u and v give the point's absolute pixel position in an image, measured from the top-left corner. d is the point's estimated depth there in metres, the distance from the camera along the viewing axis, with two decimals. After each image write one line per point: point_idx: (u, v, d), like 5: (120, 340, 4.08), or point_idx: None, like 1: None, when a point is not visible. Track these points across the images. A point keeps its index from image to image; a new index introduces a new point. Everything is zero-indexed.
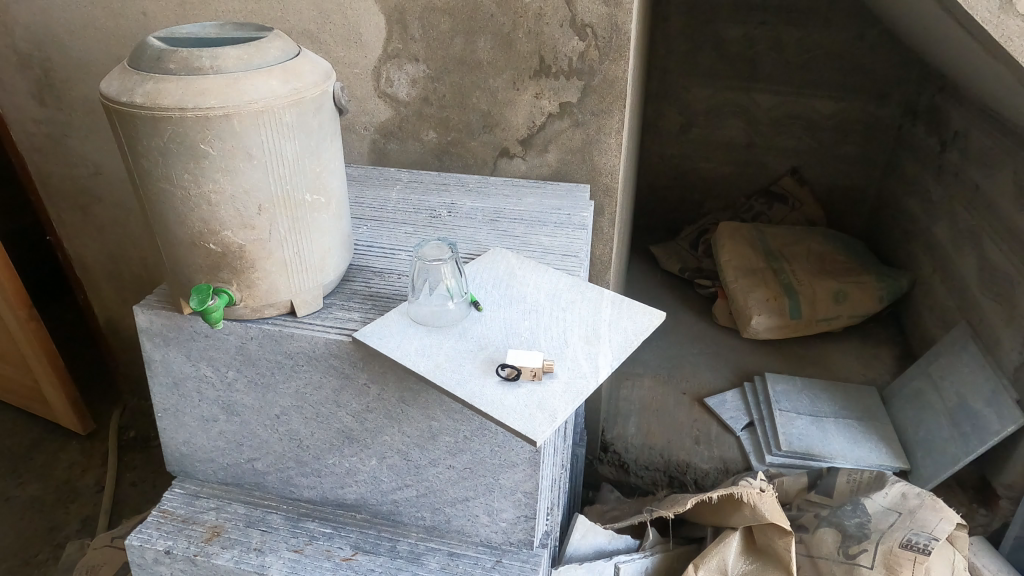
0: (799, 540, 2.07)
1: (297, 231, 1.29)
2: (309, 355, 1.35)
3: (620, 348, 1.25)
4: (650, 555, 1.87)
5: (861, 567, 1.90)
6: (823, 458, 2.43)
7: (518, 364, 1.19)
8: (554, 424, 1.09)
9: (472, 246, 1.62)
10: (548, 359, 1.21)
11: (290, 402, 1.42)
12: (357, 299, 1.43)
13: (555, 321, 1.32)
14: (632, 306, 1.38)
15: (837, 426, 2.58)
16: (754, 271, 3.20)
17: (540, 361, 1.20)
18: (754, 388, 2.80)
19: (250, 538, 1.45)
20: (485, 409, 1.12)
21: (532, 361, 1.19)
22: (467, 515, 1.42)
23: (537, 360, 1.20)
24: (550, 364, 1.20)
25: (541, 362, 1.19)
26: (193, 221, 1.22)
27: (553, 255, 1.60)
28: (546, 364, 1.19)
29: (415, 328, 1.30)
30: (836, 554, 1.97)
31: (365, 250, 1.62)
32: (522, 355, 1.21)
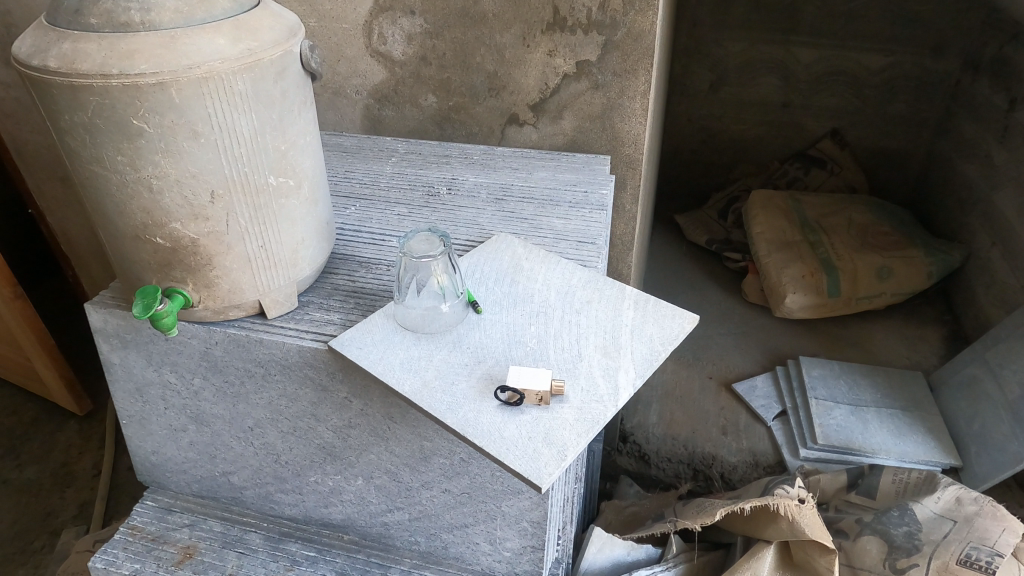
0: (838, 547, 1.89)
1: (261, 221, 1.09)
2: (282, 364, 1.17)
3: (644, 364, 1.05)
4: (673, 567, 1.69)
5: None
6: (864, 453, 2.22)
7: (523, 386, 0.99)
8: (563, 464, 0.90)
9: (473, 230, 1.41)
10: (558, 379, 1.00)
11: (265, 414, 1.24)
12: (338, 298, 1.24)
13: (566, 327, 1.12)
14: (658, 307, 1.17)
15: (879, 417, 2.37)
16: (789, 244, 2.95)
17: (548, 382, 0.99)
18: (787, 373, 2.59)
19: (225, 562, 1.29)
20: (479, 444, 0.92)
21: (538, 382, 0.99)
22: (466, 542, 1.26)
23: (545, 381, 1.00)
24: (562, 385, 1.00)
25: (549, 384, 0.99)
26: (134, 211, 1.02)
27: (567, 242, 1.38)
28: (557, 386, 0.99)
29: (402, 337, 1.11)
30: (882, 566, 1.80)
31: (351, 236, 1.42)
32: (527, 374, 1.01)
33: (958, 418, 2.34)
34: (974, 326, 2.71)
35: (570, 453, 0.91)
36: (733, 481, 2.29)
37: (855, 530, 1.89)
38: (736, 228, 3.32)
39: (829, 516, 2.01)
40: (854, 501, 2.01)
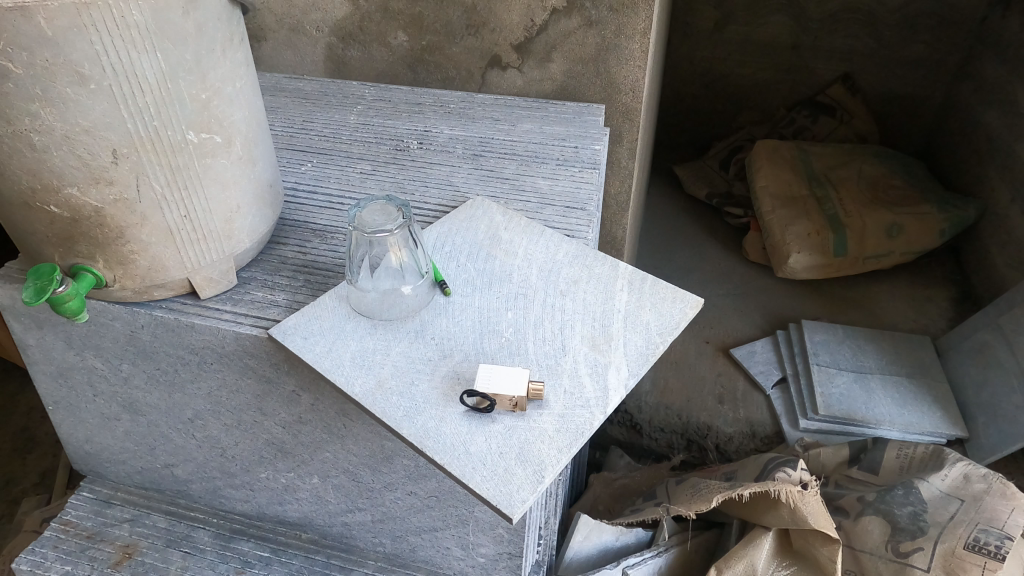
0: (838, 526, 1.77)
1: (181, 185, 0.90)
2: (218, 352, 1.01)
3: (638, 360, 0.89)
4: (662, 553, 1.57)
5: (914, 568, 1.60)
6: (867, 425, 2.10)
7: (489, 389, 0.82)
8: (539, 488, 0.75)
9: (445, 193, 1.23)
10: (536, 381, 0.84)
11: (204, 406, 1.09)
12: (285, 274, 1.07)
13: (548, 313, 0.96)
14: (656, 288, 1.00)
15: (883, 385, 2.24)
16: (794, 199, 2.77)
17: (521, 383, 0.83)
18: (788, 338, 2.44)
19: (169, 564, 1.16)
20: (440, 461, 0.77)
21: (509, 386, 0.82)
22: (436, 546, 1.13)
23: (515, 382, 0.83)
24: (535, 386, 0.83)
25: (519, 386, 0.82)
26: (18, 173, 0.84)
27: (552, 207, 1.21)
28: (529, 387, 0.83)
29: (356, 325, 0.95)
30: (883, 549, 1.67)
31: (306, 198, 1.24)
32: (498, 374, 0.84)
33: (966, 386, 2.22)
34: (985, 287, 2.57)
35: (548, 472, 0.76)
36: (728, 453, 2.19)
37: (856, 509, 1.76)
38: (738, 181, 3.13)
39: (828, 492, 1.89)
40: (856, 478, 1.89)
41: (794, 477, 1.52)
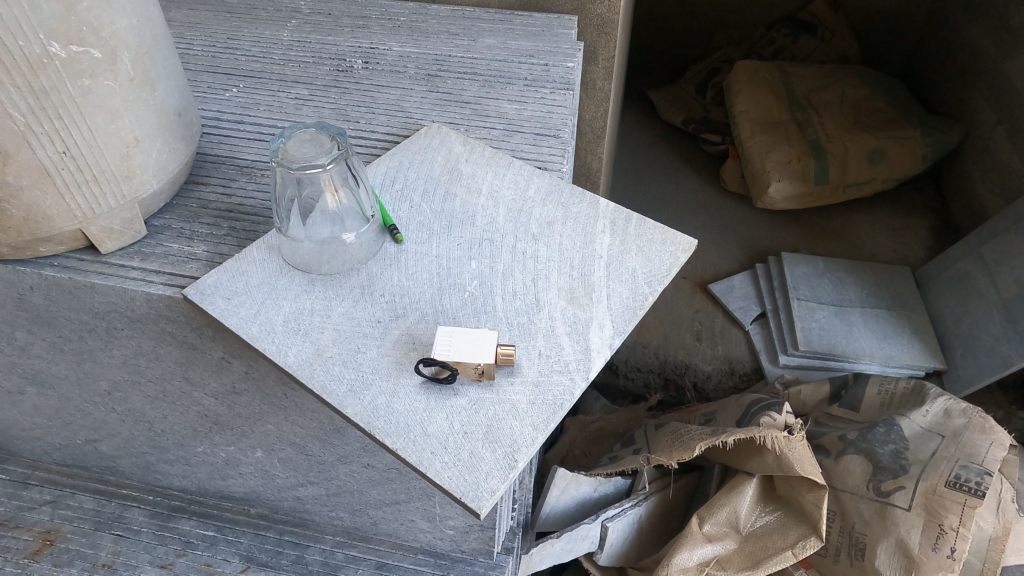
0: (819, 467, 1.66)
1: (51, 112, 0.72)
2: (128, 316, 0.85)
3: (625, 315, 0.76)
4: (643, 501, 1.49)
5: (895, 508, 1.49)
6: (847, 360, 2.03)
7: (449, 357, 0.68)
8: (512, 475, 0.62)
9: (395, 120, 1.06)
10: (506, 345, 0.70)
11: (122, 376, 0.94)
12: (207, 222, 0.91)
13: (518, 262, 0.82)
14: (642, 228, 0.86)
15: (864, 318, 2.16)
16: (775, 125, 2.62)
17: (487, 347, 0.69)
18: (767, 272, 2.34)
19: (98, 550, 1.04)
20: (392, 445, 0.64)
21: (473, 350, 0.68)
22: (400, 519, 1.02)
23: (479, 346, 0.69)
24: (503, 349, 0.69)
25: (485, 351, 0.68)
26: None
27: (520, 135, 1.04)
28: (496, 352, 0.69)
29: (290, 282, 0.80)
30: (864, 489, 1.56)
31: (230, 130, 1.05)
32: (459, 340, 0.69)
33: (945, 317, 2.14)
34: (966, 213, 2.49)
35: (521, 453, 0.64)
36: (706, 392, 2.12)
37: (838, 449, 1.64)
38: (715, 106, 2.96)
39: (809, 428, 1.78)
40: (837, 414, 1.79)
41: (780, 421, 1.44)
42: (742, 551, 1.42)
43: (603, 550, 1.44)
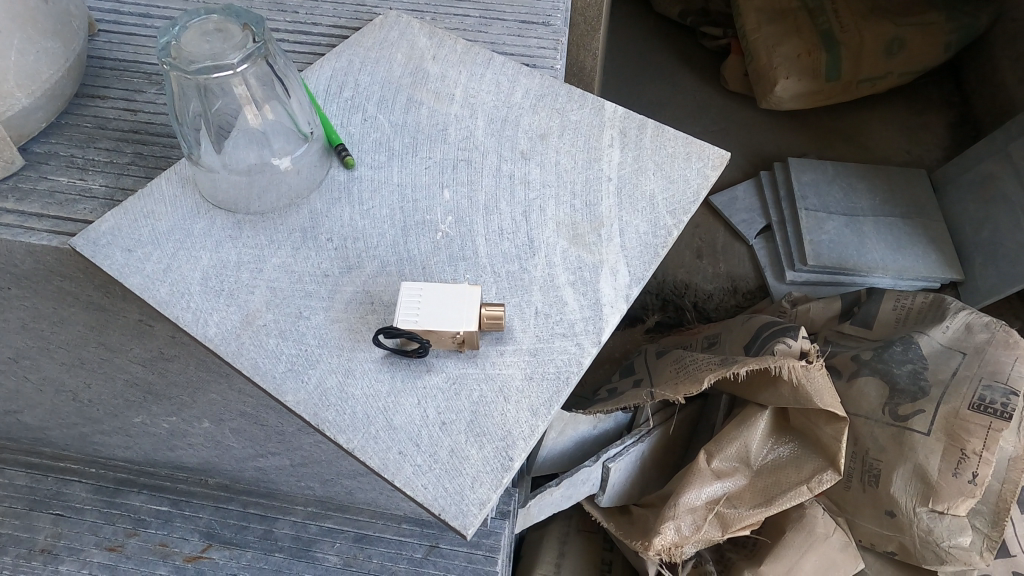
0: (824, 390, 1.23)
1: None
2: (12, 271, 0.67)
3: (644, 257, 0.59)
4: (645, 437, 1.29)
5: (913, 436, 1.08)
6: (858, 274, 1.83)
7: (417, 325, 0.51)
8: (504, 481, 0.48)
9: (345, 8, 0.84)
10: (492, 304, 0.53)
11: (25, 342, 0.77)
12: (104, 147, 0.71)
13: (505, 191, 0.64)
14: (660, 139, 0.68)
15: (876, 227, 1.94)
16: (783, 12, 2.25)
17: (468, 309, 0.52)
18: (772, 179, 2.10)
19: (34, 534, 0.91)
20: (347, 445, 0.49)
21: (448, 315, 0.51)
22: (378, 490, 0.89)
23: (453, 308, 0.52)
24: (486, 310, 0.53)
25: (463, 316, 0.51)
26: None
27: (502, 23, 0.84)
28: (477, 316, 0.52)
29: (209, 225, 0.61)
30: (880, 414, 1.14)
31: (136, 24, 0.82)
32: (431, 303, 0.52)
33: (964, 222, 1.94)
34: (990, 108, 2.28)
35: (516, 449, 0.49)
36: (707, 312, 1.91)
37: (849, 368, 1.20)
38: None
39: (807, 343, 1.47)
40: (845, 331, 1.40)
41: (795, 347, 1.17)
42: (753, 487, 1.17)
43: (605, 491, 1.27)
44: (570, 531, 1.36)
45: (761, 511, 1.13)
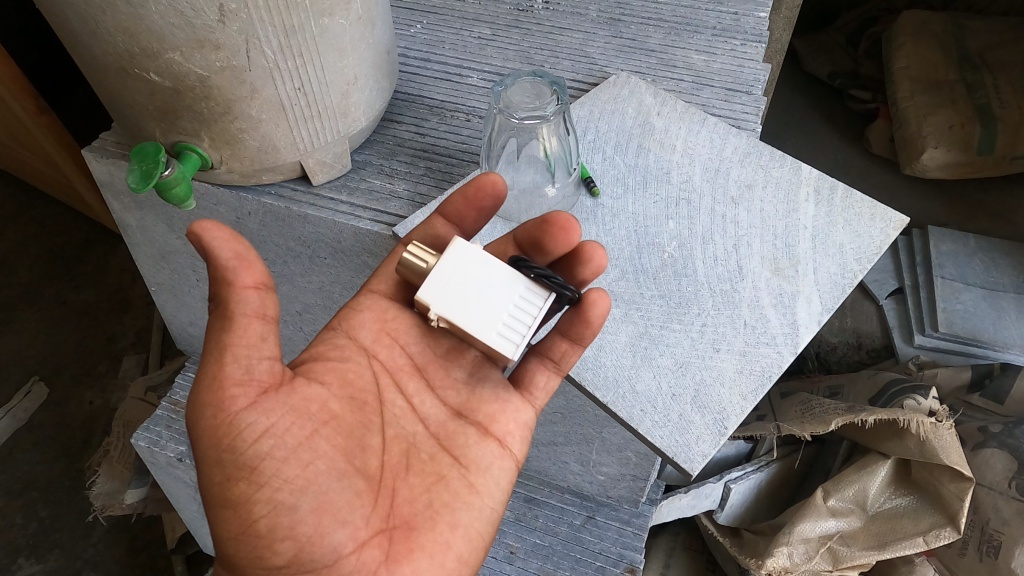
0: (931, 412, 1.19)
1: (297, 52, 0.75)
2: (333, 246, 0.90)
3: (834, 293, 0.74)
4: (765, 467, 1.40)
5: None
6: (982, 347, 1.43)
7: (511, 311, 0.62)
8: (722, 441, 0.64)
9: (582, 65, 1.04)
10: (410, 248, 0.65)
11: (314, 300, 1.00)
12: (403, 161, 0.93)
13: (720, 228, 0.80)
14: (850, 200, 0.82)
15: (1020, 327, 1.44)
16: (940, 85, 1.86)
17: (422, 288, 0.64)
18: (910, 246, 1.66)
19: None
20: (602, 399, 0.67)
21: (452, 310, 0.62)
22: (553, 460, 1.07)
23: (448, 299, 0.62)
24: (426, 267, 0.64)
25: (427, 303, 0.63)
26: (109, 34, 0.69)
27: (711, 89, 1.01)
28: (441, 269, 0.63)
29: (491, 227, 0.81)
30: (1009, 487, 1.14)
31: (418, 67, 1.06)
32: (495, 315, 0.62)
33: None
34: None
35: (730, 421, 0.65)
36: (828, 366, 1.55)
37: (974, 438, 1.22)
38: (870, 60, 2.12)
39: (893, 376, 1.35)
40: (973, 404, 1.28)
41: (924, 403, 1.19)
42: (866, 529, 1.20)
43: (723, 509, 1.39)
44: (677, 547, 1.51)
45: (872, 555, 1.18)
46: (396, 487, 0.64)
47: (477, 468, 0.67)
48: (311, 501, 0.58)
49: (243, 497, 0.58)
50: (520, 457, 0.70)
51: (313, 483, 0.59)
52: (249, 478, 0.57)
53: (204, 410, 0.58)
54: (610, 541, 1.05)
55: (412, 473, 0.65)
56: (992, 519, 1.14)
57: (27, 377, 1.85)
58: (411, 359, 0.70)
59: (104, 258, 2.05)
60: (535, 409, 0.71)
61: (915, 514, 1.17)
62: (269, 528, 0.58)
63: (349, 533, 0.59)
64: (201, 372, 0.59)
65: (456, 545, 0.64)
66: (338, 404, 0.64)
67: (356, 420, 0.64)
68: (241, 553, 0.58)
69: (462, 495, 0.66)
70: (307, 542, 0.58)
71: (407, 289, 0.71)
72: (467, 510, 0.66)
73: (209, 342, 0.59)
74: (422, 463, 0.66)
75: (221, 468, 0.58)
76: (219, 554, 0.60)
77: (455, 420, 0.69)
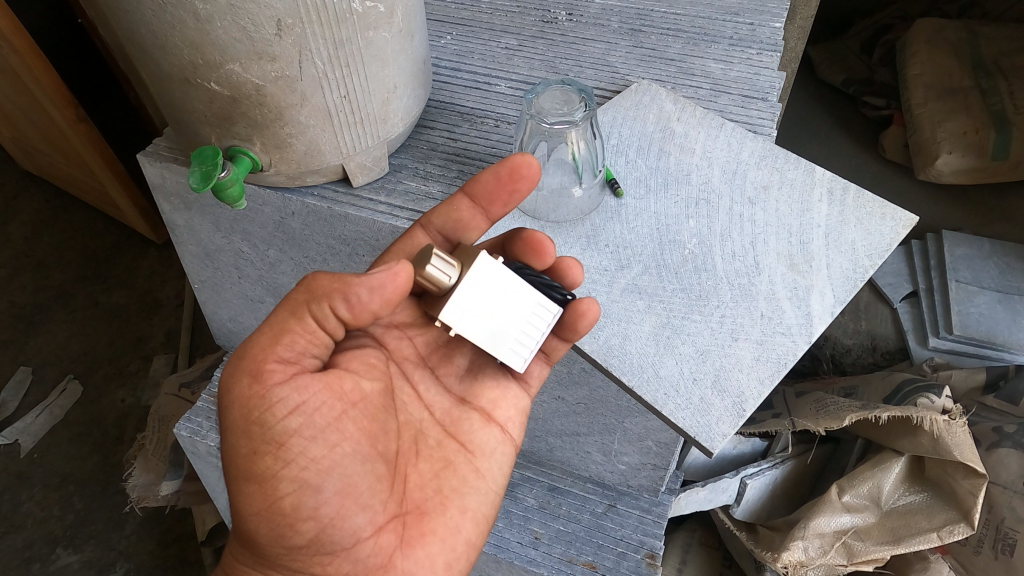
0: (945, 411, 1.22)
1: (344, 63, 0.81)
2: (371, 244, 0.96)
3: (847, 288, 0.79)
4: (781, 464, 1.43)
5: None
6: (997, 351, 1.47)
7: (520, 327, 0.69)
8: (741, 422, 0.69)
9: (605, 74, 1.10)
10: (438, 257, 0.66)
11: None
12: (437, 165, 0.99)
13: (738, 227, 0.85)
14: (862, 201, 0.87)
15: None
16: (954, 91, 1.90)
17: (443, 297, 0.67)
18: (925, 249, 1.69)
19: None
20: (629, 384, 0.72)
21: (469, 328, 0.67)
22: (576, 450, 1.12)
23: (469, 317, 0.67)
24: (448, 284, 0.66)
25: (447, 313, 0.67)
26: (176, 48, 0.75)
27: (728, 96, 1.06)
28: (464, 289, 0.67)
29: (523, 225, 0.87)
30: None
31: (449, 76, 1.12)
32: (510, 332, 0.68)
33: None
34: None
35: (749, 405, 0.70)
36: (843, 368, 1.59)
37: (989, 438, 1.25)
38: (884, 67, 2.15)
39: (908, 376, 1.37)
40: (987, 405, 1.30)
41: (938, 401, 1.23)
42: (881, 525, 1.24)
43: (739, 504, 1.42)
44: (694, 542, 1.55)
45: (887, 550, 1.21)
46: (408, 472, 0.69)
47: (482, 453, 0.73)
48: (335, 484, 0.63)
49: (269, 472, 0.61)
50: (517, 440, 0.77)
51: (337, 462, 0.63)
52: (275, 452, 0.61)
53: (242, 379, 0.62)
54: (631, 528, 1.09)
55: (422, 459, 0.70)
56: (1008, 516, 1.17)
57: (62, 375, 1.93)
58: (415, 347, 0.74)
59: (136, 261, 2.13)
60: (530, 397, 0.78)
61: (930, 510, 1.21)
62: (292, 507, 0.62)
63: (366, 515, 0.64)
64: (249, 345, 0.64)
65: (465, 529, 0.70)
66: (368, 385, 0.67)
67: (380, 401, 0.68)
68: (260, 527, 0.62)
69: (469, 480, 0.72)
70: (329, 521, 0.63)
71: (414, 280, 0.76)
72: (475, 497, 0.72)
73: (269, 324, 0.65)
74: (431, 448, 0.71)
75: (249, 441, 0.62)
76: (239, 526, 0.64)
77: (459, 407, 0.74)
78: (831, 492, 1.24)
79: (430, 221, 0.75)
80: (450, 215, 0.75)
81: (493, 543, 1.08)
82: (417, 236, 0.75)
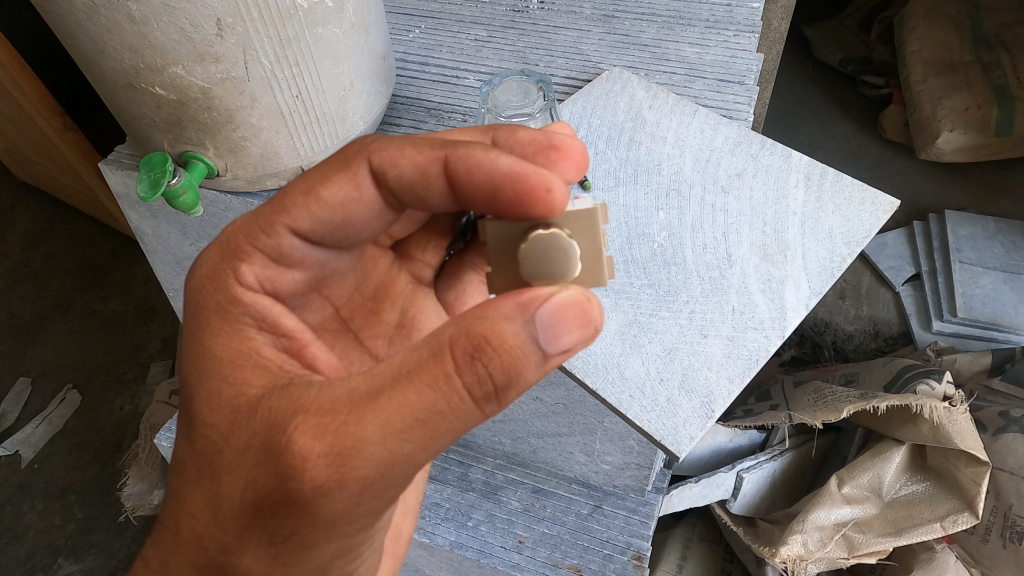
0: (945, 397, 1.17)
1: (293, 61, 0.78)
2: None
3: (823, 277, 0.75)
4: (778, 456, 1.39)
5: None
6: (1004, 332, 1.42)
7: None
8: (709, 423, 0.66)
9: (576, 62, 1.06)
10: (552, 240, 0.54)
11: None
12: None
13: (709, 217, 0.82)
14: (841, 185, 0.83)
15: None
16: (953, 66, 1.84)
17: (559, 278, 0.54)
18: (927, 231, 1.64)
19: None
20: (592, 386, 0.70)
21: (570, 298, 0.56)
22: (559, 450, 1.09)
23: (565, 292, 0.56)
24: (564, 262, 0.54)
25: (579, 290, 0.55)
26: (115, 52, 0.73)
27: (704, 80, 1.02)
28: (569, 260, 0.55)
29: None
30: None
31: (417, 71, 1.09)
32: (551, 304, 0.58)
33: None
34: None
35: (716, 403, 0.67)
36: (845, 354, 1.54)
37: (995, 423, 1.20)
38: (883, 44, 2.09)
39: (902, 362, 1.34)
40: (994, 389, 1.27)
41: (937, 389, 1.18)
42: (882, 517, 1.20)
43: (736, 499, 1.38)
44: (694, 538, 1.51)
45: (889, 541, 1.17)
46: None
47: None
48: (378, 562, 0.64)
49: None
50: None
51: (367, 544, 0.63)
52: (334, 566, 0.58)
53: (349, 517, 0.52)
54: (617, 529, 1.06)
55: None
56: (1015, 506, 1.13)
57: (61, 385, 1.92)
58: (336, 312, 0.68)
59: (127, 269, 2.11)
60: None
61: (932, 500, 1.17)
62: None
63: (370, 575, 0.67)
64: (371, 462, 0.48)
65: (405, 530, 0.75)
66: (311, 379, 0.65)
67: None
68: None
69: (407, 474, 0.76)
70: None
71: (326, 237, 0.60)
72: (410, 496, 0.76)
73: (414, 443, 0.48)
74: None
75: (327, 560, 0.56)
76: None
77: None
78: (829, 483, 1.19)
79: (384, 177, 0.59)
80: (417, 185, 0.59)
81: (477, 548, 1.07)
82: (362, 185, 0.59)
